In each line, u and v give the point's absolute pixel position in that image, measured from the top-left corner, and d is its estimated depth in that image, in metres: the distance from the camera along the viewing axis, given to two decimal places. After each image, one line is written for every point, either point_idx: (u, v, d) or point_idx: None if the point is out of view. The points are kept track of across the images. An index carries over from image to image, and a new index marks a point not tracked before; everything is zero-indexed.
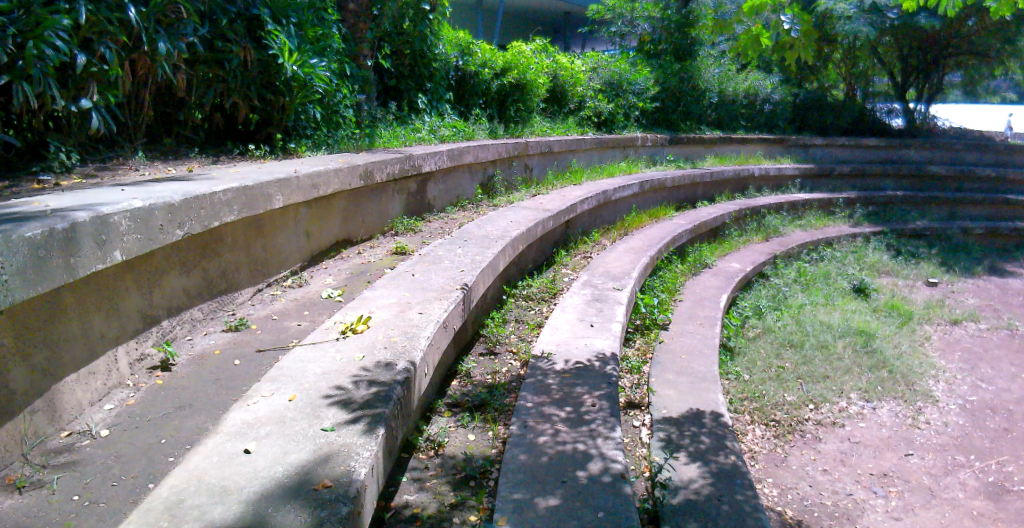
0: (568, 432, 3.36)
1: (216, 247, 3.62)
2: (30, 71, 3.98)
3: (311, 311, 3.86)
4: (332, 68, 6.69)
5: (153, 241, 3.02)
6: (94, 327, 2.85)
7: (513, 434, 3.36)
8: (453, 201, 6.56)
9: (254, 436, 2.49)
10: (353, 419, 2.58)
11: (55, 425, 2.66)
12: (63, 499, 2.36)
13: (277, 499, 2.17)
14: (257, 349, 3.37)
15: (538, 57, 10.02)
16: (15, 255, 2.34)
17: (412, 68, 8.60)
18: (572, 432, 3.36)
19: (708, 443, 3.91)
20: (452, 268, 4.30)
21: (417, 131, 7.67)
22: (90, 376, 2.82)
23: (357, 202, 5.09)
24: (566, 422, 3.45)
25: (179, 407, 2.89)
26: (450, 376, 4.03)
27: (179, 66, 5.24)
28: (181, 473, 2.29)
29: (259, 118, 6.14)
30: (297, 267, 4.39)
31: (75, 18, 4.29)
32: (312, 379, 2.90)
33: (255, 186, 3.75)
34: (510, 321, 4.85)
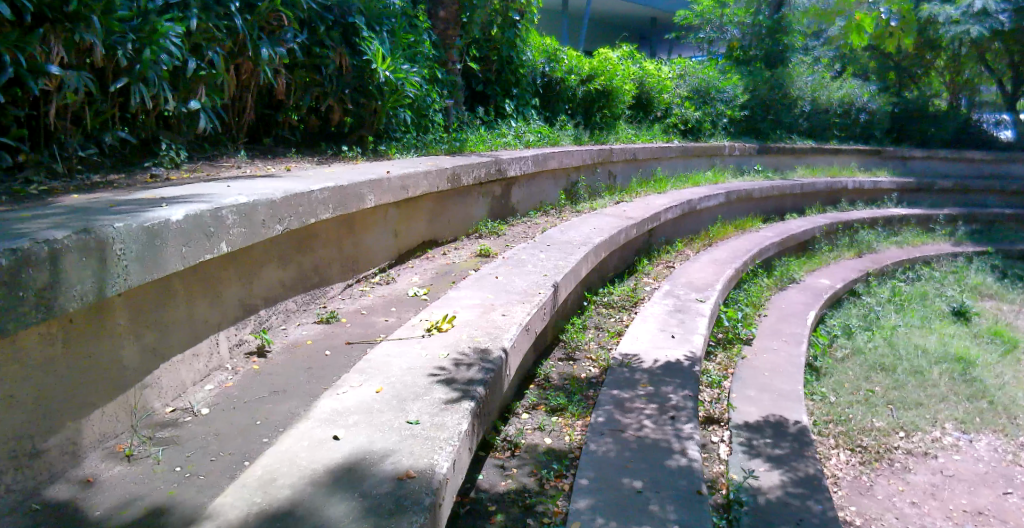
0: (630, 439, 3.33)
1: (311, 243, 3.77)
2: (146, 74, 4.26)
3: (397, 307, 3.97)
4: (422, 74, 6.86)
5: (255, 235, 3.17)
6: (199, 313, 3.02)
7: (588, 441, 3.34)
8: (536, 206, 6.60)
9: (343, 424, 2.58)
10: (438, 414, 2.63)
11: (162, 401, 2.83)
12: (167, 469, 2.51)
13: (363, 485, 2.23)
14: (347, 341, 3.50)
15: (625, 64, 10.00)
16: (135, 243, 2.50)
17: (499, 74, 8.72)
18: (647, 441, 3.33)
19: (768, 458, 3.80)
20: (535, 273, 4.33)
21: (503, 136, 7.78)
22: (194, 357, 3.00)
23: (444, 204, 5.21)
24: (627, 430, 3.43)
25: (274, 392, 3.03)
26: (528, 379, 4.06)
27: (280, 71, 5.51)
28: (274, 454, 2.40)
29: (353, 121, 6.39)
30: (384, 264, 4.52)
31: (187, 25, 4.56)
32: (398, 373, 2.98)
33: (349, 186, 3.89)
34: (589, 327, 4.84)
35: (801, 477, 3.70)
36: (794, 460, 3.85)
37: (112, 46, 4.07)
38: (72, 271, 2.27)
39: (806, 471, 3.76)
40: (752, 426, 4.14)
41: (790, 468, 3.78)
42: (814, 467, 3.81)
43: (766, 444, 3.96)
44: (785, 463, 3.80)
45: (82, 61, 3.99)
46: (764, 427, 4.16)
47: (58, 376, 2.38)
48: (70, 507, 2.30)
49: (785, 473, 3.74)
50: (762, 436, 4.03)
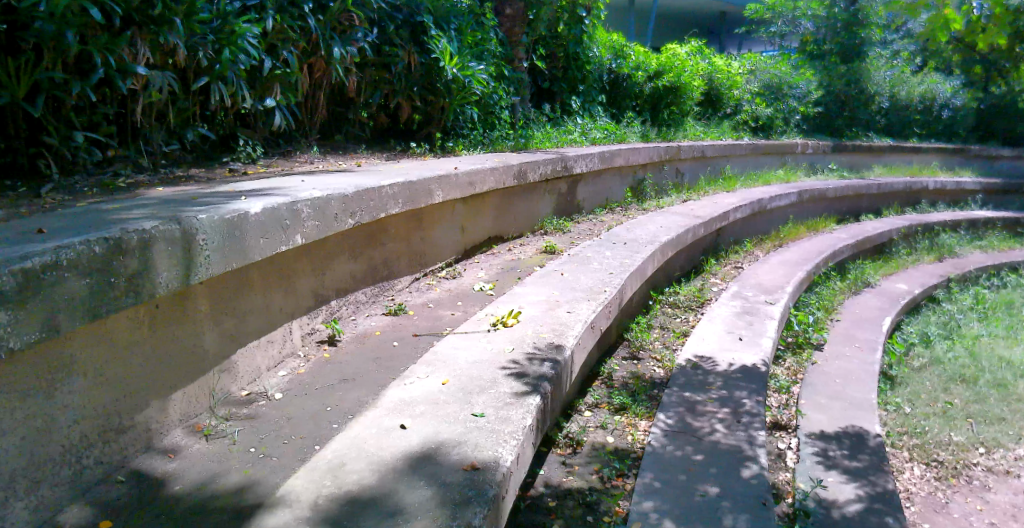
0: (697, 443, 3.28)
1: (380, 237, 3.85)
2: (225, 73, 4.43)
3: (463, 302, 4.01)
4: (489, 71, 6.91)
5: (328, 228, 3.25)
6: (275, 302, 3.13)
7: (651, 443, 3.30)
8: (602, 204, 6.57)
9: (410, 413, 2.63)
10: (502, 408, 2.65)
11: (238, 384, 2.94)
12: (242, 449, 2.60)
13: (429, 474, 2.27)
14: (414, 333, 3.56)
15: (693, 59, 9.84)
16: (216, 234, 2.60)
17: (566, 71, 8.70)
18: (712, 446, 3.27)
19: (843, 470, 3.68)
20: (601, 271, 4.31)
21: (569, 133, 7.76)
22: (269, 344, 3.10)
23: (510, 200, 5.24)
24: (698, 434, 3.38)
25: (343, 379, 3.10)
26: (592, 377, 4.04)
27: (351, 70, 5.64)
28: (343, 439, 2.47)
29: (421, 118, 6.50)
30: (451, 259, 4.58)
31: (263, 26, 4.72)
32: (464, 366, 3.02)
33: (418, 182, 3.95)
34: (654, 327, 4.78)
35: (878, 492, 3.56)
36: (872, 474, 3.71)
37: (193, 47, 4.23)
38: (160, 259, 2.37)
39: (884, 486, 3.61)
40: (827, 436, 4.02)
41: (868, 482, 3.64)
42: (894, 483, 3.65)
43: (843, 455, 3.84)
44: (862, 477, 3.66)
45: (165, 62, 4.16)
46: (841, 437, 4.03)
47: (144, 358, 2.50)
48: (152, 482, 2.41)
49: (861, 487, 3.59)
50: (839, 447, 3.90)
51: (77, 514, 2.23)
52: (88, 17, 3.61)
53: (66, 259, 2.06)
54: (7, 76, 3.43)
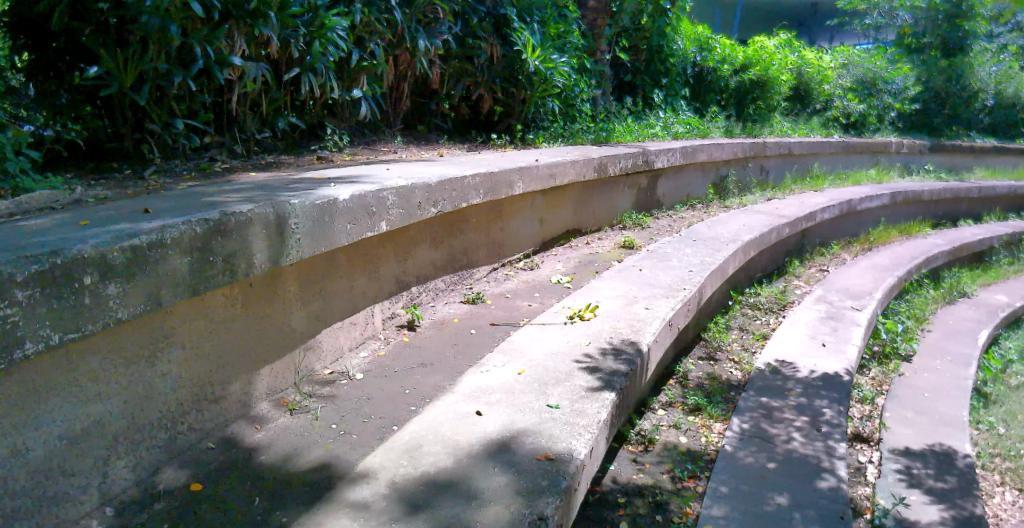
0: (773, 451, 3.20)
1: (461, 226, 3.91)
2: (316, 65, 4.56)
3: (540, 293, 4.02)
4: (571, 64, 6.89)
5: (412, 216, 3.32)
6: (359, 286, 3.22)
7: (725, 447, 3.24)
8: (682, 200, 6.46)
9: (486, 400, 2.67)
10: (578, 401, 2.65)
11: (321, 362, 3.04)
12: (324, 425, 2.70)
13: (503, 461, 2.29)
14: (491, 322, 3.59)
15: (782, 52, 9.56)
16: (307, 218, 2.70)
17: (649, 63, 8.57)
18: (789, 455, 3.18)
19: (928, 490, 3.52)
20: (680, 268, 4.24)
21: (651, 127, 7.66)
22: (351, 325, 3.20)
23: (589, 194, 5.22)
24: (774, 441, 3.29)
25: (421, 364, 3.17)
26: (667, 375, 3.99)
27: (435, 62, 5.73)
28: (421, 422, 2.53)
29: (502, 110, 6.55)
30: (528, 251, 4.61)
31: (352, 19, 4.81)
32: (540, 357, 3.04)
33: (499, 173, 3.98)
34: (733, 328, 4.68)
35: (965, 516, 3.41)
36: (958, 497, 3.55)
37: (286, 39, 4.38)
38: (255, 240, 2.48)
39: (972, 511, 3.45)
40: (911, 453, 3.82)
41: (954, 505, 3.48)
42: (982, 509, 3.50)
43: (928, 475, 3.67)
44: (948, 500, 3.51)
45: (260, 53, 4.32)
46: (926, 455, 3.86)
47: (236, 334, 2.62)
48: (240, 451, 2.53)
49: (947, 510, 3.43)
50: (923, 466, 3.73)
51: (170, 477, 2.38)
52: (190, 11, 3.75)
53: (170, 238, 2.18)
54: (116, 66, 3.64)
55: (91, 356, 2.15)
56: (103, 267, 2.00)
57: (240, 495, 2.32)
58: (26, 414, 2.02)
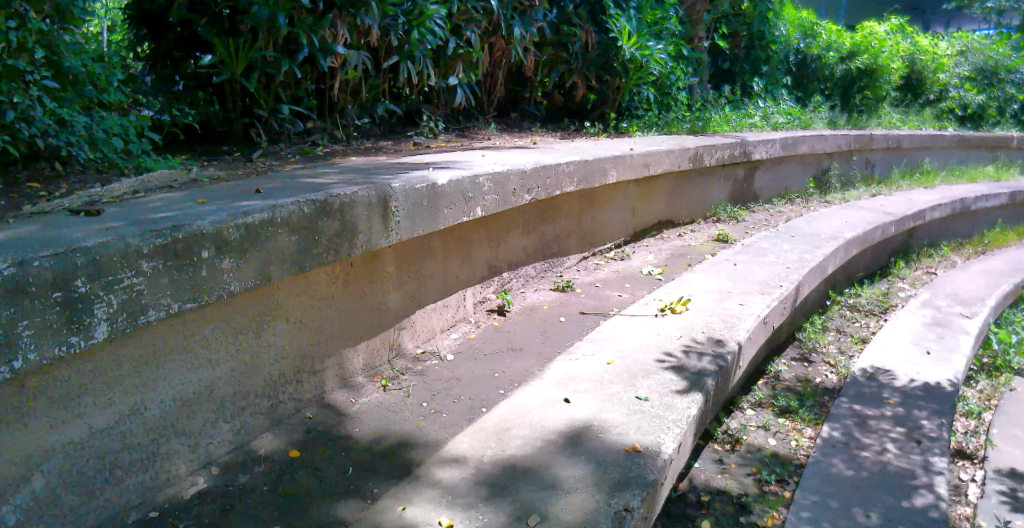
0: (866, 462, 3.07)
1: (554, 213, 3.95)
2: (414, 53, 4.64)
3: (631, 284, 3.99)
4: (668, 51, 6.76)
5: (507, 203, 3.35)
6: (453, 269, 3.31)
7: (814, 455, 3.13)
8: (781, 193, 6.25)
9: (575, 388, 2.70)
10: (667, 395, 2.64)
11: (415, 341, 3.14)
12: (415, 402, 2.78)
13: (590, 451, 2.31)
14: (580, 311, 3.60)
15: (894, 39, 9.08)
16: (407, 201, 2.77)
17: (749, 50, 8.27)
18: (882, 467, 3.05)
19: None
20: (777, 264, 4.12)
21: (749, 116, 7.44)
22: (444, 307, 3.28)
23: (683, 185, 5.15)
24: (867, 451, 3.16)
25: (511, 348, 3.21)
26: (757, 375, 3.90)
27: (530, 50, 5.75)
28: (510, 406, 2.59)
29: (596, 98, 6.50)
30: (620, 241, 4.61)
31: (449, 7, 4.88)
32: (630, 348, 3.04)
33: (594, 161, 3.96)
34: (830, 329, 4.51)
35: None
36: None
37: (386, 28, 4.47)
38: (358, 222, 2.57)
39: None
40: (1019, 475, 3.58)
41: None
42: None
43: None
44: None
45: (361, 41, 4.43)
46: None
47: (335, 311, 2.74)
48: (335, 423, 2.64)
49: None
50: None
51: (270, 443, 2.51)
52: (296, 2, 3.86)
53: (280, 217, 2.29)
54: (227, 54, 3.82)
55: (205, 325, 2.29)
56: (219, 242, 2.12)
57: (334, 464, 2.42)
58: (146, 375, 2.17)
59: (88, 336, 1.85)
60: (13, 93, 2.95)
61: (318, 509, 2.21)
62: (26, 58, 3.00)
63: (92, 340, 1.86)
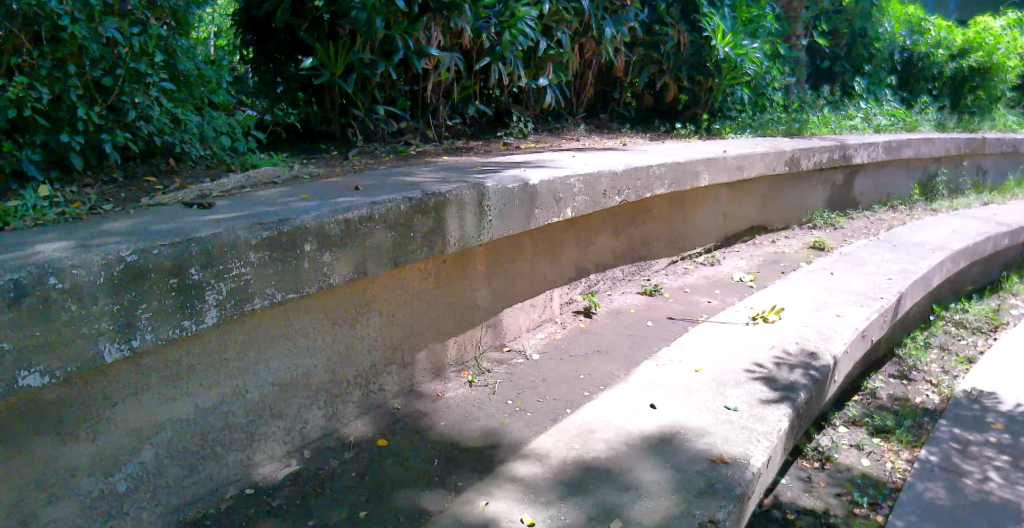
0: (966, 490, 2.91)
1: (643, 216, 3.99)
2: (506, 54, 4.69)
3: (721, 290, 3.99)
4: (763, 50, 6.57)
5: (597, 204, 3.34)
6: (541, 269, 3.38)
7: (910, 479, 2.98)
8: (882, 200, 5.98)
9: (661, 395, 2.70)
10: (757, 407, 2.60)
11: (501, 339, 3.22)
12: (500, 399, 2.82)
13: (675, 459, 2.28)
14: (668, 316, 3.61)
15: (1013, 35, 8.52)
16: (498, 201, 2.80)
17: (850, 49, 7.93)
18: (983, 496, 2.88)
19: None
20: (878, 275, 3.95)
21: (850, 118, 7.15)
22: (531, 307, 3.36)
23: (777, 189, 5.03)
24: (968, 478, 2.99)
25: (597, 351, 3.23)
26: (852, 391, 3.76)
27: (621, 50, 5.75)
28: (595, 409, 2.61)
29: (688, 99, 6.40)
30: (710, 245, 4.59)
31: (540, 8, 4.90)
32: (718, 357, 3.01)
33: (686, 163, 3.91)
34: (933, 346, 4.28)
35: None
36: None
37: (478, 30, 4.53)
38: (452, 221, 2.63)
39: None
40: None
41: None
42: None
43: None
44: None
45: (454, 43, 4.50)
46: None
47: (426, 306, 2.83)
48: (422, 415, 2.71)
49: None
50: None
51: (359, 430, 2.60)
52: (393, 6, 3.95)
53: (378, 214, 2.37)
54: (327, 56, 3.97)
55: (305, 315, 2.41)
56: (321, 236, 2.21)
57: (419, 455, 2.49)
58: (249, 359, 2.29)
59: (200, 320, 1.96)
60: (136, 94, 3.14)
61: (401, 497, 2.27)
62: (147, 61, 3.17)
63: (203, 324, 1.98)
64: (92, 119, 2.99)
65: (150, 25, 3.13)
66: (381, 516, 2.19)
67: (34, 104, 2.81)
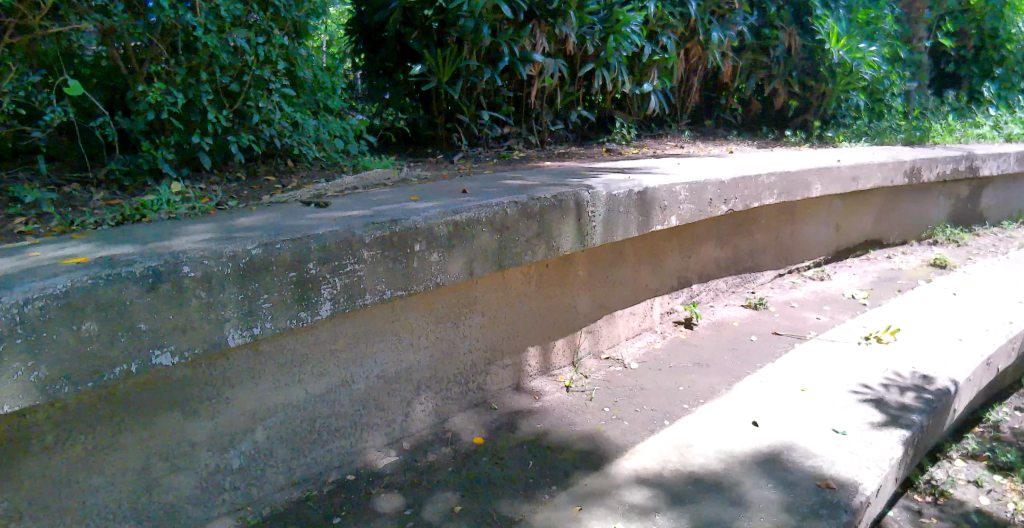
0: None
1: (750, 226, 3.92)
2: (610, 60, 4.67)
3: (832, 307, 3.86)
4: (882, 53, 6.25)
5: (702, 212, 3.28)
6: (644, 277, 3.37)
7: None
8: (1013, 216, 5.59)
9: (763, 414, 2.67)
10: (868, 433, 2.51)
11: (599, 346, 3.23)
12: (597, 406, 2.82)
13: (776, 483, 2.23)
14: (774, 331, 3.52)
15: None
16: (602, 207, 2.80)
17: (979, 51, 7.46)
18: None
19: None
20: (1007, 297, 3.69)
21: (978, 126, 6.72)
22: (632, 315, 3.35)
23: (895, 202, 4.82)
24: None
25: (697, 363, 3.17)
26: (970, 422, 3.53)
27: (728, 55, 5.71)
28: (695, 424, 2.62)
29: (798, 105, 6.20)
30: (821, 258, 4.46)
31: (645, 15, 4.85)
32: (825, 379, 2.95)
33: (797, 173, 3.79)
34: None
35: None
36: None
37: (582, 36, 4.53)
38: (556, 225, 2.65)
39: None
40: None
41: None
42: None
43: None
44: None
45: (558, 49, 4.52)
46: None
47: (527, 308, 2.87)
48: (519, 417, 2.75)
49: None
50: None
51: (457, 427, 2.67)
52: (499, 13, 4.06)
53: (485, 217, 2.43)
54: (435, 62, 4.10)
55: (412, 313, 2.50)
56: (431, 237, 2.29)
57: (514, 455, 2.52)
58: (357, 352, 2.39)
59: (315, 312, 2.07)
60: (260, 99, 3.32)
61: (495, 494, 2.31)
62: (271, 68, 3.36)
63: (318, 316, 2.08)
64: (221, 122, 3.21)
65: (274, 35, 3.30)
66: (476, 511, 2.24)
67: (170, 108, 3.04)
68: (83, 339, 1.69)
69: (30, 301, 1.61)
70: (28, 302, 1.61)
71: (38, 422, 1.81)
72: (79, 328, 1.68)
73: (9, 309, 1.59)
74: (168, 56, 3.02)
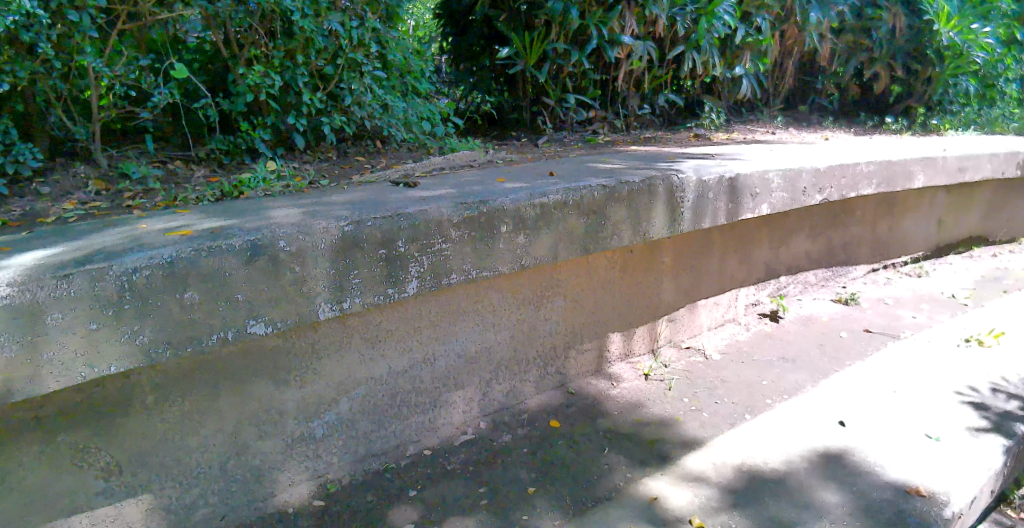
0: None
1: (845, 217, 3.78)
2: (701, 43, 4.55)
3: (930, 306, 3.66)
4: (997, 34, 5.78)
5: (795, 201, 3.17)
6: (730, 267, 3.29)
7: None
8: None
9: (851, 413, 2.61)
10: (965, 439, 2.42)
11: (679, 336, 3.18)
12: (676, 397, 2.78)
13: (862, 492, 2.18)
14: (866, 329, 3.37)
15: None
16: (690, 194, 2.74)
17: None
18: None
19: None
20: None
21: None
22: (715, 305, 3.28)
23: (1005, 196, 4.57)
24: None
25: (783, 358, 3.08)
26: None
27: (827, 36, 5.51)
28: (777, 419, 2.58)
29: (901, 90, 5.91)
30: (920, 254, 4.25)
31: None
32: (920, 380, 2.84)
33: (899, 162, 3.60)
34: None
35: None
36: None
37: (673, 17, 4.43)
38: (645, 211, 2.62)
39: None
40: None
41: None
42: None
43: None
44: None
45: (648, 31, 4.43)
46: None
47: (610, 294, 2.86)
48: (595, 402, 2.74)
49: None
50: None
51: (534, 408, 2.69)
52: None
53: (573, 200, 2.43)
54: (523, 45, 4.10)
55: (496, 294, 2.52)
56: (518, 219, 2.31)
57: (590, 440, 2.51)
58: (440, 330, 2.43)
59: (402, 290, 2.11)
60: (352, 82, 3.40)
61: (570, 477, 2.32)
62: (364, 51, 3.42)
63: (405, 293, 2.12)
64: (314, 103, 3.30)
65: (367, 19, 3.36)
66: (551, 494, 2.24)
67: (268, 90, 3.16)
68: (186, 307, 1.78)
69: (139, 269, 1.71)
70: (137, 270, 1.71)
71: (140, 384, 1.92)
72: (182, 297, 1.78)
73: (120, 276, 1.69)
74: (267, 39, 3.12)
